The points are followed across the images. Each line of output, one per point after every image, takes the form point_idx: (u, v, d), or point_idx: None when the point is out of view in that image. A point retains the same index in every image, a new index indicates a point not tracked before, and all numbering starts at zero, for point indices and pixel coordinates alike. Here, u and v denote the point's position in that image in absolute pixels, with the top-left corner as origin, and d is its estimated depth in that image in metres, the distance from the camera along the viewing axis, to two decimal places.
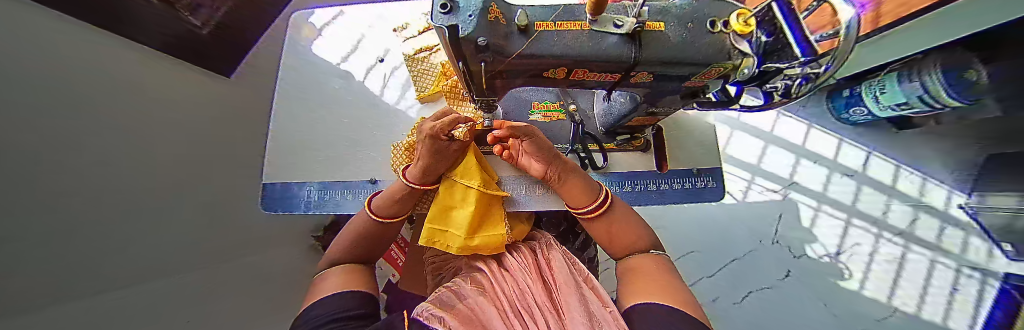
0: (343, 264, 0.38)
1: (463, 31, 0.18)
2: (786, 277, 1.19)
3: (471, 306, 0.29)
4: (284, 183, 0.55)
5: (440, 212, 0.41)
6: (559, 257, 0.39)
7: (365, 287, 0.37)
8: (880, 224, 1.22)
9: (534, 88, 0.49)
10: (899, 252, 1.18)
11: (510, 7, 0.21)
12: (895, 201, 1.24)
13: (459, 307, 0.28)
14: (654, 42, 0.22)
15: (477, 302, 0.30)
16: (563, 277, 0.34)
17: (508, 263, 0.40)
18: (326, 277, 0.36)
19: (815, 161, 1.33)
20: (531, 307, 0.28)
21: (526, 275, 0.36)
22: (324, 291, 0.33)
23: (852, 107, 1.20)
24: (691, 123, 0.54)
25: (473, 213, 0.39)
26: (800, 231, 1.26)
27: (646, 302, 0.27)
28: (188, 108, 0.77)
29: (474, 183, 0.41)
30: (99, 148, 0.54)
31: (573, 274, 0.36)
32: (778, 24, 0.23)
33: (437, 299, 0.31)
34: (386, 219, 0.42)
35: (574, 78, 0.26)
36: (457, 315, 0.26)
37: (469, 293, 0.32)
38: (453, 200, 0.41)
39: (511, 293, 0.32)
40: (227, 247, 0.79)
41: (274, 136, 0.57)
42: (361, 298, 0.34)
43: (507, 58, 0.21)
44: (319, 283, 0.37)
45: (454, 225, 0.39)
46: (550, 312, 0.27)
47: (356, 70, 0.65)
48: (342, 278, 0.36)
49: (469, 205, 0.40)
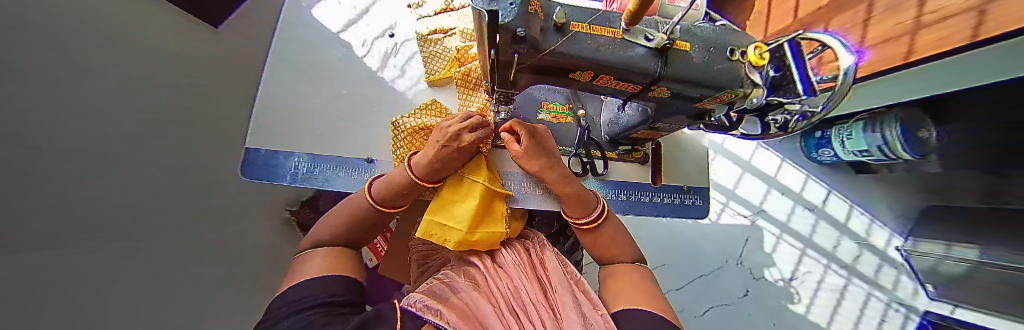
0: (329, 246, 0.37)
1: (503, 19, 0.17)
2: (744, 296, 1.30)
3: (468, 300, 0.30)
4: (268, 151, 0.51)
5: (442, 204, 0.40)
6: (553, 259, 0.41)
7: (352, 274, 0.36)
8: (830, 256, 1.35)
9: (546, 88, 0.49)
10: (842, 283, 1.32)
11: (550, 3, 0.20)
12: (845, 237, 1.38)
13: (454, 302, 0.29)
14: (678, 61, 0.23)
15: (475, 297, 0.31)
16: (557, 277, 0.36)
17: (502, 258, 0.41)
18: (310, 258, 0.35)
19: (783, 193, 1.44)
20: (527, 305, 0.30)
21: (521, 273, 0.38)
22: (307, 273, 0.32)
23: (820, 147, 1.29)
24: (688, 142, 0.57)
25: (475, 207, 0.38)
26: (761, 255, 1.37)
27: (629, 307, 0.29)
28: (183, 59, 0.71)
29: (480, 179, 0.42)
30: (87, 89, 0.50)
31: (566, 276, 0.38)
32: (787, 61, 0.25)
33: (430, 291, 0.33)
34: (386, 208, 0.40)
35: (596, 83, 0.27)
36: (454, 311, 0.27)
37: (464, 287, 0.33)
38: (455, 194, 0.41)
39: (506, 289, 0.33)
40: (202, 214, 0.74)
41: (263, 99, 0.53)
42: (347, 285, 0.33)
43: (540, 54, 0.21)
44: (302, 262, 0.36)
45: (453, 218, 0.38)
46: (545, 311, 0.29)
47: (368, 44, 0.64)
48: (327, 262, 0.35)
49: (471, 199, 0.40)
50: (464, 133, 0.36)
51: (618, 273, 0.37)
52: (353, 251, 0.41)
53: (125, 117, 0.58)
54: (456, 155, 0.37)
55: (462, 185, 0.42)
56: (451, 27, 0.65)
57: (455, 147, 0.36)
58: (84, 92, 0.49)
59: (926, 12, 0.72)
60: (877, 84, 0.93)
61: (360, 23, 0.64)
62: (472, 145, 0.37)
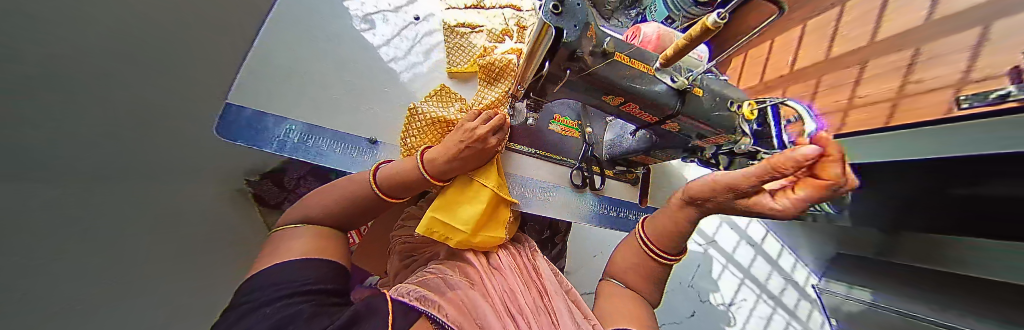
0: (316, 228, 0.36)
1: (567, 37, 0.20)
2: (691, 316, 1.43)
3: (468, 294, 0.32)
4: (258, 111, 0.44)
5: (446, 204, 0.40)
6: (547, 270, 0.44)
7: (337, 257, 0.35)
8: (762, 288, 1.56)
9: (560, 102, 0.53)
10: (769, 312, 1.52)
11: (602, 33, 0.24)
12: (776, 272, 1.59)
13: (451, 296, 0.30)
14: (693, 104, 0.27)
15: (474, 292, 0.32)
16: (552, 286, 0.40)
17: (497, 259, 0.43)
18: (297, 237, 0.33)
19: (733, 227, 1.64)
20: (522, 310, 0.32)
21: (516, 277, 0.39)
22: (293, 253, 0.30)
23: None
24: (672, 171, 0.63)
25: (482, 212, 0.39)
26: (709, 281, 1.53)
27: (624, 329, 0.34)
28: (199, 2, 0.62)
29: (490, 183, 0.42)
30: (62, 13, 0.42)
31: (559, 286, 0.43)
32: (766, 118, 0.30)
33: (427, 284, 0.33)
34: (392, 199, 0.39)
35: (620, 109, 0.30)
36: (456, 308, 0.28)
37: (457, 283, 0.34)
38: (463, 197, 0.41)
39: (502, 291, 0.35)
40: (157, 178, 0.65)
41: (258, 55, 0.48)
42: (334, 274, 0.32)
43: (583, 73, 0.24)
44: (285, 239, 0.33)
45: (458, 219, 0.39)
46: (541, 319, 0.32)
47: (391, 25, 0.63)
48: (315, 243, 0.33)
49: (479, 203, 0.41)
50: (489, 136, 0.38)
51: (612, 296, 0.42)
52: (341, 234, 0.39)
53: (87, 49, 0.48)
54: (476, 155, 0.39)
55: (474, 184, 0.42)
56: (480, 24, 0.66)
57: (477, 149, 0.38)
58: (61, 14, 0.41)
59: (857, 95, 0.90)
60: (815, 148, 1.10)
61: (398, 7, 0.65)
62: (492, 148, 0.40)
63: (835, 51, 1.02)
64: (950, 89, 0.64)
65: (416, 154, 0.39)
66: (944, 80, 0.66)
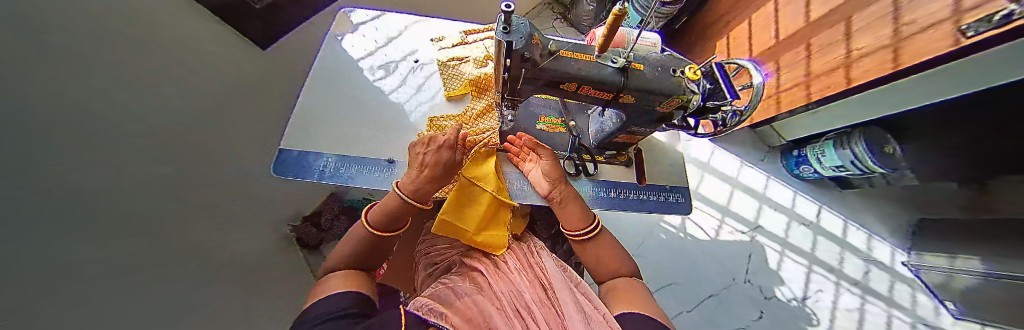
0: (341, 271, 0.41)
1: (514, 44, 0.27)
2: (762, 319, 1.30)
3: (478, 301, 0.36)
4: (302, 151, 0.58)
5: (454, 206, 0.50)
6: (553, 265, 0.46)
7: (363, 288, 0.40)
8: (837, 272, 1.37)
9: (540, 105, 0.61)
10: (858, 304, 1.30)
11: (545, 38, 0.31)
12: (848, 253, 1.41)
13: (456, 305, 0.34)
14: (637, 77, 0.33)
15: (485, 299, 0.37)
16: (560, 282, 0.42)
17: (505, 262, 0.47)
18: (329, 281, 0.39)
19: (775, 208, 1.55)
20: (529, 308, 0.36)
21: (523, 278, 0.43)
22: (332, 289, 0.37)
23: (801, 165, 1.49)
24: (665, 147, 0.66)
25: (483, 213, 0.49)
26: (768, 272, 1.40)
27: (629, 312, 0.35)
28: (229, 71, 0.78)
29: (489, 187, 0.50)
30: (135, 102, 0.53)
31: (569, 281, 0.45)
32: (716, 77, 0.35)
33: (436, 297, 0.37)
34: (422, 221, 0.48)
35: (580, 93, 0.36)
36: (460, 315, 0.32)
37: (469, 291, 0.38)
38: (467, 199, 0.50)
39: (507, 293, 0.39)
40: (203, 230, 0.71)
41: (303, 108, 0.64)
42: (361, 299, 0.36)
43: (537, 70, 0.31)
44: (322, 284, 0.39)
45: (466, 220, 0.49)
46: (551, 315, 0.35)
47: (394, 68, 0.76)
48: (345, 282, 0.39)
49: (480, 205, 0.50)
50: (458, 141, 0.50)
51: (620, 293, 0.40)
52: (366, 275, 0.44)
53: (155, 128, 0.57)
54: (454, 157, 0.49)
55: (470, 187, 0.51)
56: (467, 56, 0.78)
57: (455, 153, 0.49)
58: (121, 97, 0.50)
59: (852, 50, 0.90)
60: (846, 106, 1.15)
61: (398, 55, 0.79)
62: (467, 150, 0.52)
63: (813, 16, 1.05)
64: (948, 23, 0.63)
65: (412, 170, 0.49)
66: (936, 16, 0.66)
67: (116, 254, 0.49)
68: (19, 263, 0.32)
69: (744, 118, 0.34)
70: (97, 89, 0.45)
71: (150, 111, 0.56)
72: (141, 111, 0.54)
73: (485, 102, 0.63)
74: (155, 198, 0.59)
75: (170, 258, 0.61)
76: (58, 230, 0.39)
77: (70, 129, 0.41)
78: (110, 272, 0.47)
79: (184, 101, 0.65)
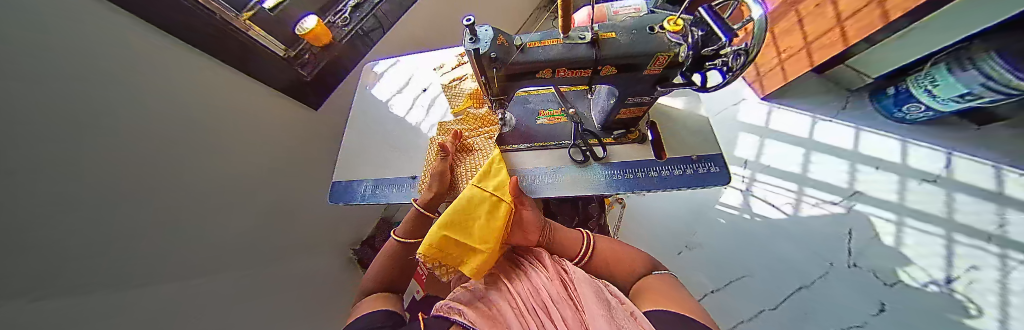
0: (375, 293, 0.48)
1: (481, 50, 0.33)
2: (883, 311, 1.08)
3: (496, 300, 0.40)
4: (348, 181, 0.71)
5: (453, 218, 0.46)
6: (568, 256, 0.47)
7: (393, 307, 0.45)
8: (998, 239, 1.15)
9: (540, 101, 0.64)
10: (1001, 276, 1.08)
11: (511, 37, 0.36)
12: (1011, 210, 1.19)
13: (476, 305, 0.38)
14: (608, 46, 0.33)
15: (503, 299, 0.40)
16: (579, 276, 0.41)
17: (521, 262, 0.50)
18: (365, 302, 0.46)
19: (878, 167, 1.37)
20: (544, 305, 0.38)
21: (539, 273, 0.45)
22: (367, 308, 0.43)
23: (904, 105, 1.32)
24: (685, 116, 0.60)
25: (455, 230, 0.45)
26: (879, 246, 1.20)
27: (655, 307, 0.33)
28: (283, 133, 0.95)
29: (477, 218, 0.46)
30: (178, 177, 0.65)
31: (588, 276, 0.44)
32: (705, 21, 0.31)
33: (458, 297, 0.42)
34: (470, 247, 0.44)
35: (558, 77, 0.38)
36: (478, 314, 0.36)
37: (487, 293, 0.44)
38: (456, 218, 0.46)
39: (524, 290, 0.42)
40: (251, 275, 0.82)
41: (346, 145, 0.78)
42: (390, 314, 0.41)
43: (509, 64, 0.35)
44: (360, 306, 0.46)
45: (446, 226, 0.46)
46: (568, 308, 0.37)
47: (405, 100, 0.84)
48: (377, 302, 0.45)
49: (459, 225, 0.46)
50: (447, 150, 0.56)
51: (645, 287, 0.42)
52: (393, 295, 0.49)
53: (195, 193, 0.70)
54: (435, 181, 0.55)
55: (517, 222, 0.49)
56: (464, 75, 0.79)
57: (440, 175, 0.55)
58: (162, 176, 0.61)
59: None
60: (935, 21, 1.04)
61: (404, 89, 0.87)
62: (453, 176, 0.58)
63: None
64: None
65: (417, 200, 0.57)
66: None
67: (200, 297, 0.64)
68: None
69: (748, 59, 0.28)
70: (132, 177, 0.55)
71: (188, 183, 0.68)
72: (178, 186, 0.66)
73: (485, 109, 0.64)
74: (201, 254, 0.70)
75: (233, 300, 0.72)
76: (115, 292, 0.49)
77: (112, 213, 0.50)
78: (199, 311, 0.62)
79: (227, 168, 0.79)
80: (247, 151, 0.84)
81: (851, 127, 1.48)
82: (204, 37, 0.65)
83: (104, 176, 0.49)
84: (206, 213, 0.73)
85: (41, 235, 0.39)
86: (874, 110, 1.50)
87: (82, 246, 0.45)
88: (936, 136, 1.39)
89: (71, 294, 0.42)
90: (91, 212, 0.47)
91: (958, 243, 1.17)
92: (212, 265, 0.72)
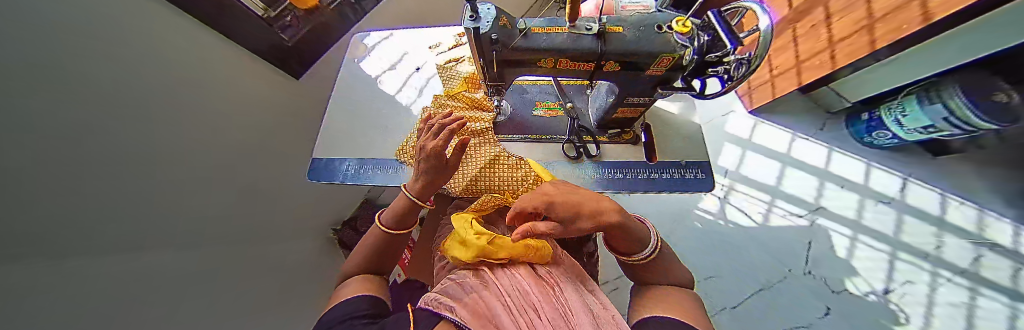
0: (360, 276, 0.46)
1: (482, 30, 0.31)
2: (827, 315, 1.20)
3: (484, 294, 0.37)
4: (328, 159, 0.67)
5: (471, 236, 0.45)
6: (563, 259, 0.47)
7: (377, 294, 0.43)
8: (933, 259, 1.29)
9: (538, 91, 0.63)
10: (928, 290, 1.23)
11: (515, 19, 0.34)
12: (946, 234, 1.33)
13: (463, 298, 0.36)
14: (615, 40, 0.32)
15: (490, 293, 0.38)
16: (566, 281, 0.41)
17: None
18: (349, 284, 0.44)
19: (842, 185, 1.48)
20: (536, 302, 0.36)
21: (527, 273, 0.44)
22: (349, 293, 0.41)
23: (874, 130, 1.41)
24: (678, 121, 0.61)
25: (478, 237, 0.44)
26: (833, 257, 1.32)
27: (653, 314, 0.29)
28: (260, 102, 0.88)
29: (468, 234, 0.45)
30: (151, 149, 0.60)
31: (575, 282, 0.44)
32: (715, 28, 0.31)
33: (444, 290, 0.39)
34: (628, 256, 0.37)
35: (560, 67, 0.37)
36: (465, 305, 0.33)
37: (474, 285, 0.40)
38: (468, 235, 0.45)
39: (513, 288, 0.40)
40: (224, 252, 0.79)
41: (329, 123, 0.73)
42: (374, 301, 0.40)
43: (510, 49, 0.33)
44: (342, 289, 0.45)
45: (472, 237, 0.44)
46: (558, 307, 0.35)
47: (399, 77, 0.80)
48: (362, 285, 0.44)
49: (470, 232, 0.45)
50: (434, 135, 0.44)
51: (648, 281, 0.37)
52: (378, 279, 0.49)
53: (172, 168, 0.66)
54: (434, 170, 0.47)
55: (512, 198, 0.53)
56: (462, 56, 0.75)
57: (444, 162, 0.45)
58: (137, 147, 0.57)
59: None
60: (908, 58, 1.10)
61: (396, 65, 0.82)
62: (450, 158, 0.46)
63: None
64: None
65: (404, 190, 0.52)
66: None
67: (172, 274, 0.63)
68: (45, 309, 0.37)
69: (748, 68, 0.28)
70: (109, 145, 0.51)
71: (165, 157, 0.64)
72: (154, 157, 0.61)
73: (483, 93, 0.61)
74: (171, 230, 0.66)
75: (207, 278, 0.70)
76: (77, 268, 0.46)
77: (82, 182, 0.47)
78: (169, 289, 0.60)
79: (205, 140, 0.74)
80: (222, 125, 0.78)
81: (825, 147, 1.58)
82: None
83: (80, 144, 0.46)
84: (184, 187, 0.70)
85: (24, 209, 0.38)
86: (847, 133, 1.60)
87: (59, 218, 0.44)
88: (897, 162, 1.51)
89: (37, 269, 0.40)
90: (75, 183, 0.46)
91: (900, 260, 1.30)
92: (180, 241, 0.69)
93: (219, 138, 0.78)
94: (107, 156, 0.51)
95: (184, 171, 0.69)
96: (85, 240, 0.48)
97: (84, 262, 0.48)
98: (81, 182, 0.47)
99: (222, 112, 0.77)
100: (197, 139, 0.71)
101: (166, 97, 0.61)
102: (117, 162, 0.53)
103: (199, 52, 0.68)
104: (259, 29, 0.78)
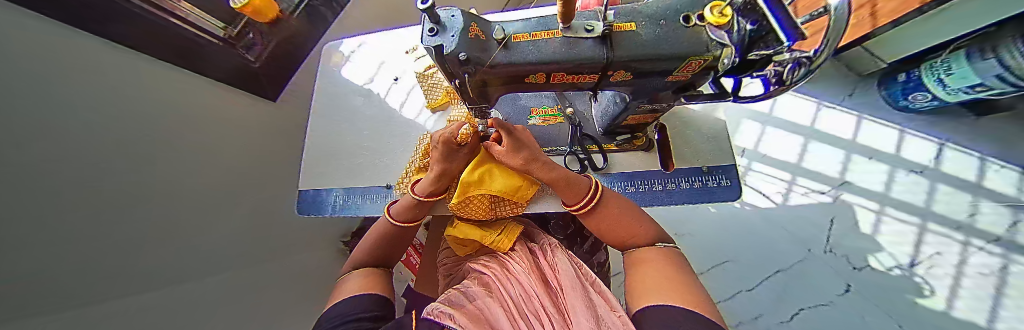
0: (360, 270, 0.44)
1: (446, 48, 0.26)
2: (848, 292, 1.16)
3: (488, 303, 0.36)
4: (315, 189, 0.63)
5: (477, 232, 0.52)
6: (564, 260, 0.45)
7: (380, 290, 0.39)
8: (967, 229, 1.20)
9: (533, 96, 0.55)
10: (960, 261, 1.16)
11: (490, 26, 0.29)
12: (984, 200, 1.23)
13: (467, 307, 0.33)
14: (625, 41, 0.25)
15: (494, 302, 0.36)
16: (568, 282, 0.39)
17: (510, 264, 0.47)
18: (348, 280, 0.41)
19: (872, 157, 1.37)
20: (539, 311, 0.34)
21: (529, 278, 0.42)
22: (352, 291, 0.38)
23: (911, 92, 1.27)
24: (697, 119, 0.54)
25: (481, 238, 0.51)
26: (858, 234, 1.25)
27: (658, 303, 0.25)
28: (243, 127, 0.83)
29: (477, 237, 0.52)
30: (134, 197, 0.57)
31: (580, 278, 0.41)
32: (762, 11, 0.20)
33: (448, 299, 0.36)
34: (569, 206, 0.42)
35: (555, 80, 0.32)
36: (465, 315, 0.31)
37: (478, 294, 0.38)
38: (474, 235, 0.52)
39: (518, 297, 0.38)
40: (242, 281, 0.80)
41: (311, 145, 0.67)
42: (377, 300, 0.36)
43: (486, 67, 0.28)
44: (342, 284, 0.41)
45: (483, 237, 0.52)
46: (558, 318, 0.33)
47: (376, 88, 0.72)
48: (363, 282, 0.40)
49: (475, 234, 0.52)
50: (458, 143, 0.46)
51: (641, 261, 0.34)
52: (383, 269, 0.46)
53: (167, 209, 0.64)
54: (443, 173, 0.47)
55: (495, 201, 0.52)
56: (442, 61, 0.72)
57: (455, 148, 0.45)
58: (117, 197, 0.54)
59: None
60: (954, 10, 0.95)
61: (373, 76, 0.74)
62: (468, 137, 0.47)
63: None
64: None
65: (410, 189, 0.50)
66: None
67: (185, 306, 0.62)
68: None
69: (812, 70, 0.20)
70: (86, 205, 0.48)
71: (160, 199, 0.62)
72: (148, 201, 0.59)
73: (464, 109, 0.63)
74: (184, 270, 0.66)
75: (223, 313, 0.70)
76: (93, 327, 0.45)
77: (59, 242, 0.44)
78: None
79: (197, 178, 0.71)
80: (210, 158, 0.74)
81: (853, 115, 1.44)
82: (121, 30, 0.52)
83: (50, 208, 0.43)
84: (179, 213, 0.67)
85: None
86: (879, 96, 1.46)
87: (24, 267, 0.39)
88: (935, 126, 1.37)
89: None
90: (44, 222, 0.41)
91: (930, 232, 1.22)
92: (189, 272, 0.68)
93: (208, 166, 0.74)
94: (86, 194, 0.48)
95: (183, 212, 0.68)
96: (72, 279, 0.46)
97: (68, 309, 0.45)
98: (61, 244, 0.45)
99: (202, 144, 0.72)
100: (186, 175, 0.68)
101: (139, 140, 0.57)
102: (92, 193, 0.49)
103: (149, 76, 0.59)
104: (217, 53, 0.71)
